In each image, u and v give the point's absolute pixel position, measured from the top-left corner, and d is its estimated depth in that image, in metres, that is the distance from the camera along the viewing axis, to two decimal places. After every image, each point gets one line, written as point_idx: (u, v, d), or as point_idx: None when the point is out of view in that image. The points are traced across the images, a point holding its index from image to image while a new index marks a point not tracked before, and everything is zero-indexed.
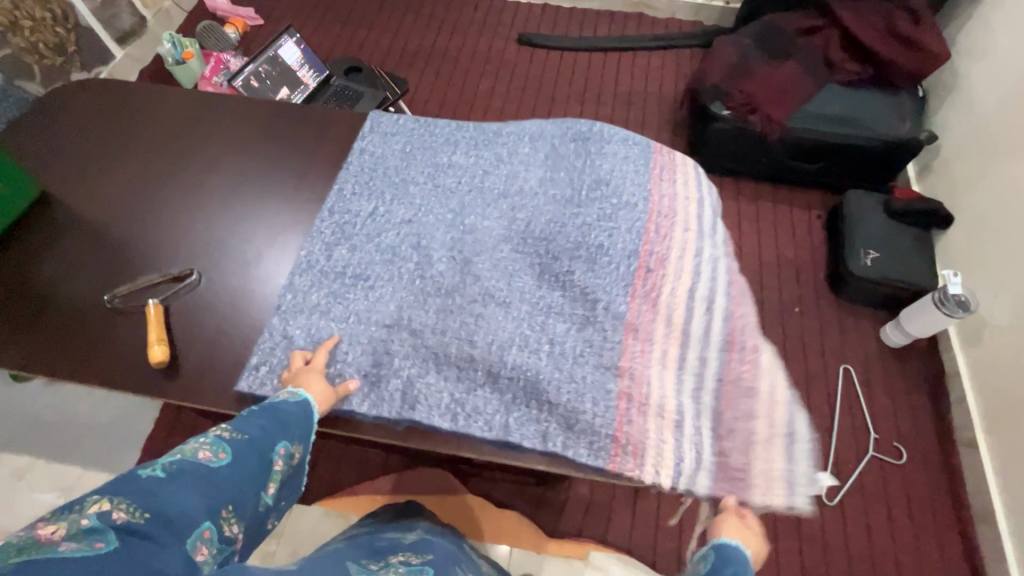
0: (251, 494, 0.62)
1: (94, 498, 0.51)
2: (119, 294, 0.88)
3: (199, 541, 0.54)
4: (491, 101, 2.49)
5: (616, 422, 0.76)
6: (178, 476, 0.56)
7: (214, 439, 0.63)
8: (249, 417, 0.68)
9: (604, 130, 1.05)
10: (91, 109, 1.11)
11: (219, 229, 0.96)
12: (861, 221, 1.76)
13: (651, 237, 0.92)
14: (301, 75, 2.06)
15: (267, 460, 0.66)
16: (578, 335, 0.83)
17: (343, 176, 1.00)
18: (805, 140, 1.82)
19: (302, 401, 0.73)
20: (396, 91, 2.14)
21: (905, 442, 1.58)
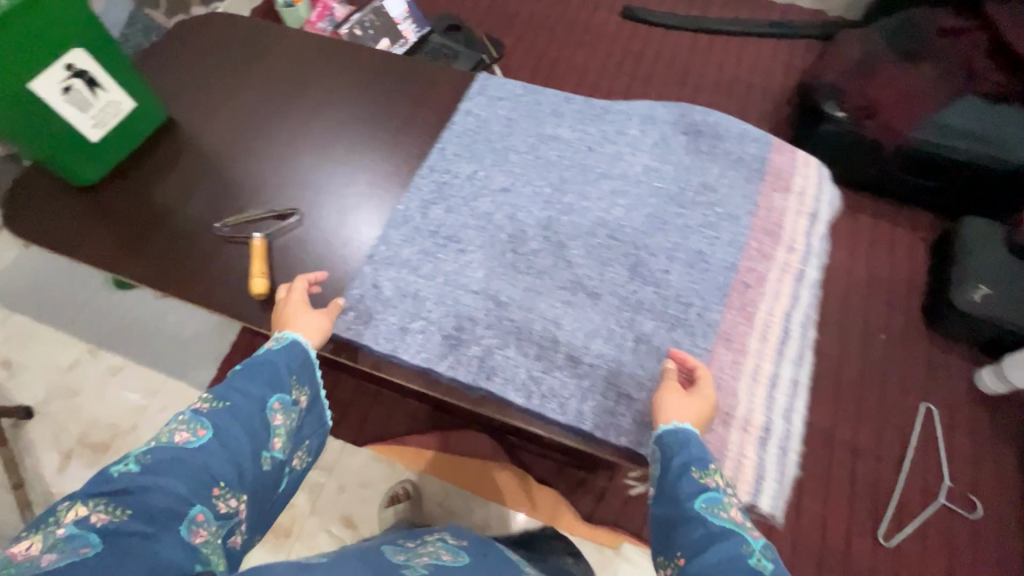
0: (245, 461, 0.68)
1: (66, 506, 0.57)
2: (228, 223, 0.92)
3: (194, 525, 0.60)
4: (584, 75, 2.41)
5: (697, 428, 0.73)
6: (158, 467, 0.62)
7: (191, 417, 0.67)
8: (232, 384, 0.72)
9: (721, 119, 0.99)
10: (215, 38, 1.15)
11: (323, 172, 0.99)
12: (974, 251, 1.57)
13: (753, 255, 0.87)
14: (403, 28, 2.05)
15: (256, 422, 0.71)
16: (667, 335, 0.80)
17: (446, 136, 1.00)
18: (925, 155, 1.63)
19: (290, 343, 0.77)
20: (492, 55, 2.20)
21: (982, 496, 1.44)
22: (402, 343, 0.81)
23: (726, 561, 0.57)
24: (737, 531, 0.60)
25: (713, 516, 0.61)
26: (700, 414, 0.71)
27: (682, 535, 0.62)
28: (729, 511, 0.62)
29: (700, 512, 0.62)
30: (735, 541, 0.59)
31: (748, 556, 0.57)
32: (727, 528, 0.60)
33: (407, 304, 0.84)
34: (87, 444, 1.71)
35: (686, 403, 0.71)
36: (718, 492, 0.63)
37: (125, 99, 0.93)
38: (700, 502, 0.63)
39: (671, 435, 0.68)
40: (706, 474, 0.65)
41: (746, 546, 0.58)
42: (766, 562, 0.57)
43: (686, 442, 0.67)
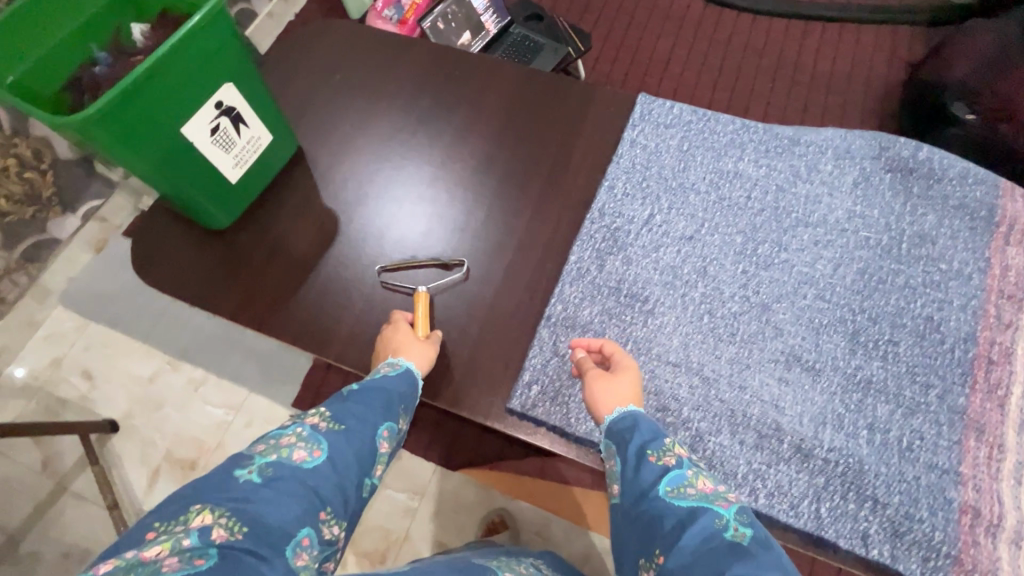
0: (351, 487, 0.61)
1: (196, 509, 0.50)
2: (387, 266, 0.84)
3: (298, 548, 0.52)
4: (668, 65, 2.14)
5: (960, 542, 0.64)
6: (275, 479, 0.55)
7: (310, 433, 0.61)
8: (349, 402, 0.67)
9: (934, 154, 0.85)
10: (333, 51, 1.04)
11: (477, 212, 0.88)
12: None
13: (992, 323, 0.75)
14: (484, 18, 1.90)
15: (367, 449, 0.64)
16: (906, 422, 0.70)
17: (612, 171, 0.88)
18: None
19: (406, 370, 0.72)
20: (578, 49, 1.91)
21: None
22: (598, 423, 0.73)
23: (706, 546, 0.53)
24: (703, 506, 0.56)
25: (679, 497, 0.58)
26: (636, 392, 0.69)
27: (659, 529, 0.57)
28: (695, 486, 0.59)
29: (664, 496, 0.58)
30: (710, 518, 0.55)
31: (722, 531, 0.54)
32: (694, 508, 0.57)
33: None
34: (174, 461, 1.62)
35: (620, 386, 0.69)
36: (680, 470, 0.60)
37: (263, 132, 0.84)
38: (664, 486, 0.59)
39: (617, 422, 0.66)
40: (658, 452, 0.62)
41: (720, 521, 0.55)
42: (744, 530, 0.54)
43: (631, 426, 0.65)
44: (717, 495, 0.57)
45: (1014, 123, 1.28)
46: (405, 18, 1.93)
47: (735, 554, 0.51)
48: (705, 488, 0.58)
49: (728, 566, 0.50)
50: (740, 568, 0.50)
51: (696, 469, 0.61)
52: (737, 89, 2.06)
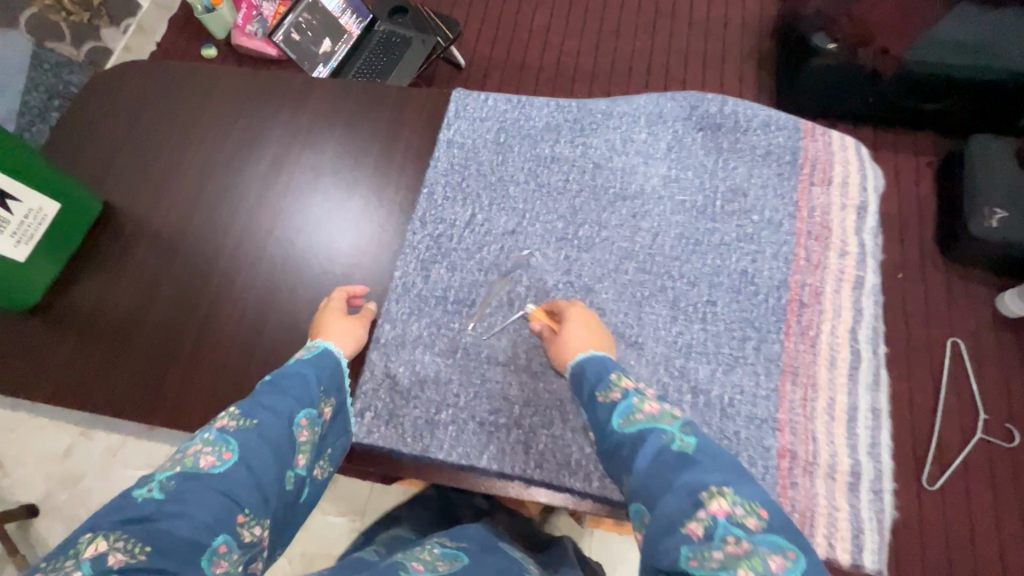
0: (273, 487, 0.55)
1: (87, 539, 0.45)
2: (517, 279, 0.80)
3: (216, 556, 0.48)
4: (549, 36, 2.08)
5: (779, 487, 0.66)
6: (181, 493, 0.49)
7: (218, 435, 0.55)
8: (263, 395, 0.61)
9: (739, 106, 0.86)
10: (136, 93, 0.99)
11: (300, 241, 0.85)
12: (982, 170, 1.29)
13: (802, 266, 0.77)
14: (344, 21, 1.75)
15: (286, 440, 0.58)
16: (726, 379, 0.72)
17: (430, 177, 0.86)
18: (919, 80, 1.37)
19: (323, 351, 0.69)
20: (447, 37, 1.78)
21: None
22: (433, 438, 0.72)
23: (654, 464, 0.52)
24: (652, 427, 0.55)
25: (631, 427, 0.56)
26: (598, 335, 0.69)
27: (624, 455, 0.55)
28: (643, 410, 0.57)
29: (619, 430, 0.57)
30: (658, 439, 0.53)
31: (668, 445, 0.52)
32: (643, 431, 0.55)
33: (429, 393, 0.74)
34: None
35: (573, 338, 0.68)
36: (627, 400, 0.58)
37: (46, 202, 0.80)
38: (617, 423, 0.57)
39: (576, 372, 0.65)
40: (608, 391, 0.60)
41: (665, 435, 0.53)
42: (686, 439, 0.52)
43: (589, 370, 0.64)
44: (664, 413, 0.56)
45: (871, 47, 1.38)
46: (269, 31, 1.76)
47: (680, 464, 0.50)
48: (651, 410, 0.56)
49: (673, 476, 0.50)
50: (683, 473, 0.49)
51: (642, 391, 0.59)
52: (618, 50, 2.02)
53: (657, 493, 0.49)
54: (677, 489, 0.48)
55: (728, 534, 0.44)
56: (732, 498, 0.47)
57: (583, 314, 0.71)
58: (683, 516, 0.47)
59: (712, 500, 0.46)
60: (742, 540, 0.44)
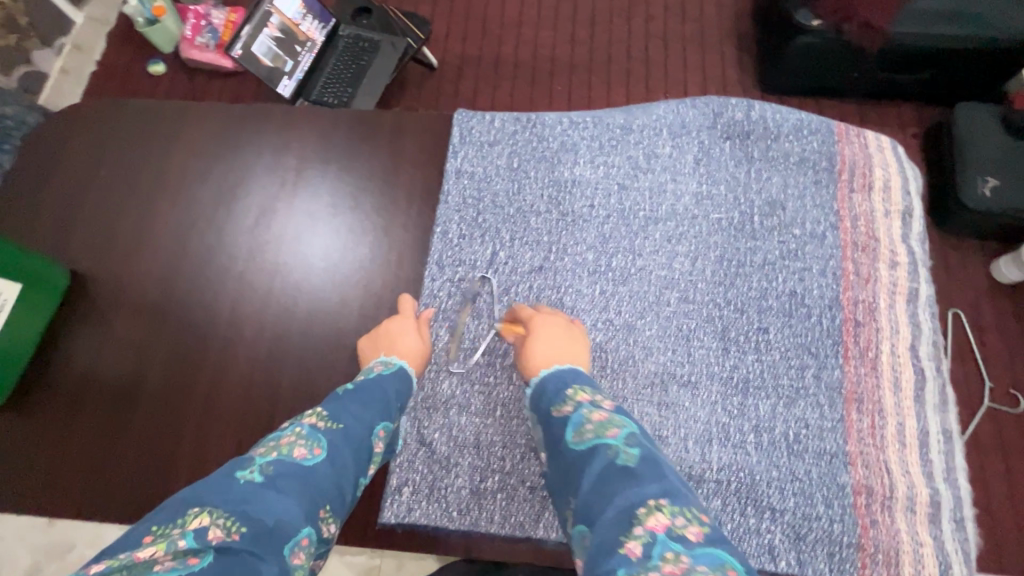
0: (348, 490, 0.51)
1: (193, 513, 0.40)
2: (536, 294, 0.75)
3: (297, 548, 0.43)
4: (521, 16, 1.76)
5: (860, 527, 0.63)
6: (275, 481, 0.45)
7: (309, 429, 0.51)
8: (348, 399, 0.56)
9: (766, 111, 0.81)
10: (95, 141, 0.88)
11: (302, 297, 0.77)
12: (971, 138, 1.21)
13: (852, 281, 0.73)
14: (305, 28, 1.48)
15: (366, 449, 0.54)
16: (789, 413, 0.67)
17: (442, 214, 0.78)
18: (905, 51, 1.30)
19: (400, 368, 0.63)
20: (418, 35, 1.51)
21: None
22: (481, 510, 0.66)
23: (598, 481, 0.44)
24: (600, 442, 0.47)
25: (582, 444, 0.49)
26: (576, 346, 0.61)
27: (572, 476, 0.48)
28: (592, 418, 0.50)
29: (570, 448, 0.49)
30: (603, 455, 0.46)
31: (611, 460, 0.45)
32: (592, 447, 0.48)
33: (471, 459, 0.68)
34: None
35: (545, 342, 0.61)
36: (580, 411, 0.51)
37: None
38: (569, 439, 0.50)
39: (534, 388, 0.57)
40: (562, 405, 0.53)
41: (610, 449, 0.46)
42: (631, 451, 0.46)
43: (546, 384, 0.57)
44: (615, 424, 0.48)
45: (855, 23, 1.28)
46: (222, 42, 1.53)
47: (622, 481, 0.43)
48: (600, 418, 0.49)
49: (614, 491, 0.43)
50: (623, 488, 0.43)
51: (596, 401, 0.52)
52: None
53: (601, 513, 0.42)
54: (618, 506, 0.42)
55: (667, 551, 0.37)
56: (672, 511, 0.40)
57: (557, 320, 0.64)
58: (623, 533, 0.40)
59: (651, 517, 0.40)
60: (682, 556, 0.37)
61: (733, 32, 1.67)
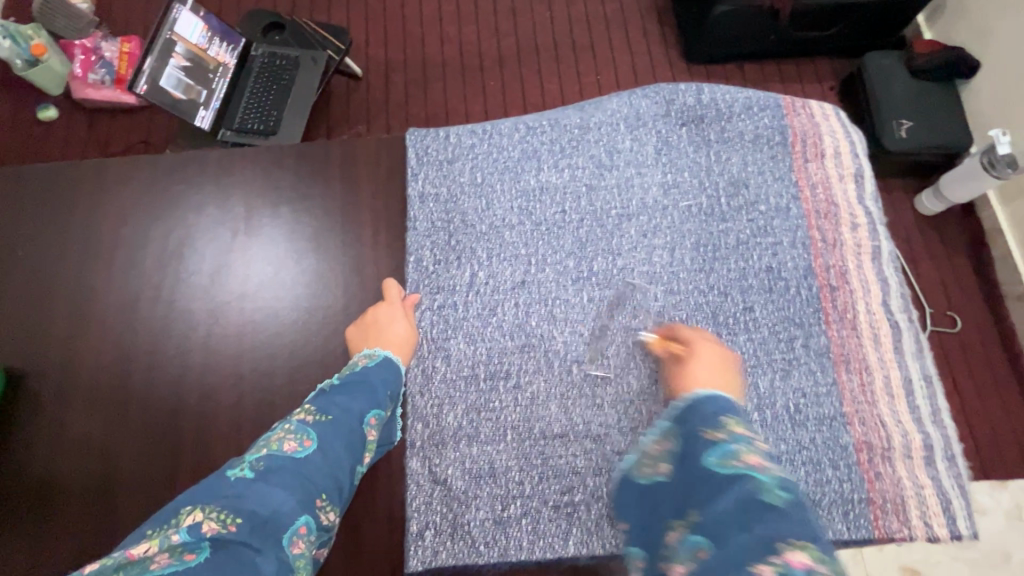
0: (346, 477, 0.55)
1: (188, 510, 0.45)
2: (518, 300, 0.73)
3: (294, 536, 0.48)
4: (442, 13, 1.72)
5: (867, 483, 0.66)
6: (266, 476, 0.49)
7: (297, 425, 0.55)
8: (336, 393, 0.59)
9: (715, 93, 0.82)
10: (11, 221, 0.79)
11: (279, 353, 0.71)
12: (886, 86, 1.29)
13: (821, 248, 0.75)
14: (215, 53, 1.30)
15: (358, 439, 0.57)
16: (786, 385, 0.69)
17: (413, 241, 0.75)
18: (817, 8, 1.36)
19: (385, 359, 0.63)
20: (339, 48, 1.45)
21: (963, 306, 1.24)
22: (508, 539, 0.64)
23: (739, 506, 0.44)
24: (747, 472, 0.46)
25: (723, 470, 0.47)
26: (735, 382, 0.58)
27: (700, 490, 0.47)
28: (744, 454, 0.47)
29: (709, 468, 0.48)
30: (747, 486, 0.45)
31: (755, 494, 0.44)
32: (737, 475, 0.46)
33: (489, 489, 0.66)
34: None
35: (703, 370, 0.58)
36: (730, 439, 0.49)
37: None
38: (708, 459, 0.48)
39: (684, 405, 0.55)
40: (715, 428, 0.51)
41: (756, 485, 0.45)
42: (779, 490, 0.44)
43: (700, 402, 0.54)
44: (768, 467, 0.46)
45: None
46: (122, 76, 1.40)
47: (761, 517, 0.42)
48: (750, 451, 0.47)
49: (751, 522, 0.42)
50: (768, 524, 0.41)
51: (749, 436, 0.50)
52: None
53: (731, 533, 0.42)
54: (754, 535, 0.41)
55: None
56: (815, 555, 0.39)
57: (717, 352, 0.60)
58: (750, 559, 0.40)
59: (793, 554, 0.39)
60: None
61: (654, 7, 1.69)
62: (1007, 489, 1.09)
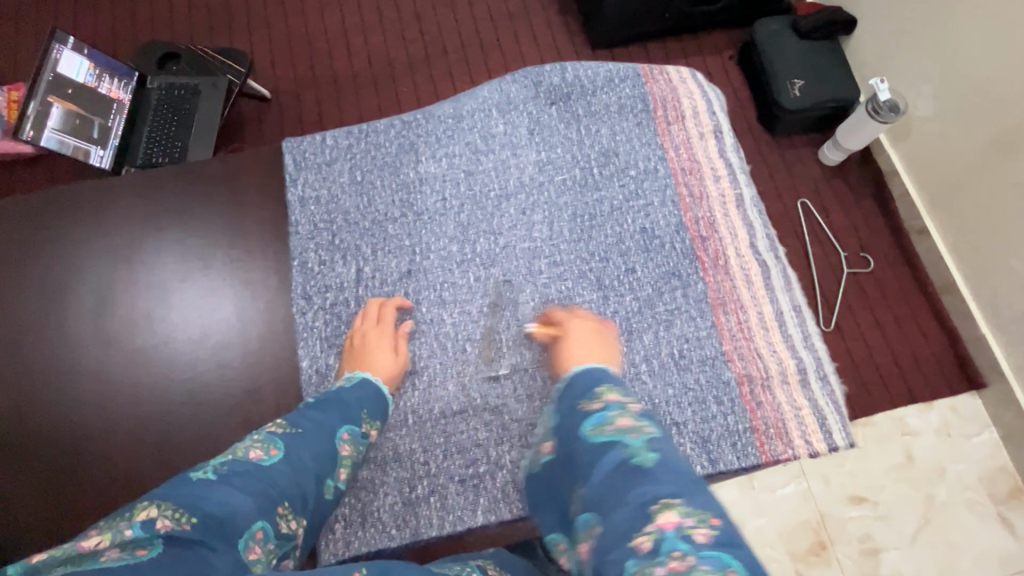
0: (311, 489, 0.53)
1: (144, 504, 0.40)
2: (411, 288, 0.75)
3: (251, 541, 0.43)
4: (346, 25, 1.70)
5: (749, 412, 0.70)
6: (230, 477, 0.46)
7: (266, 435, 0.53)
8: (309, 412, 0.59)
9: (578, 70, 0.85)
10: None
11: (175, 371, 0.71)
12: (775, 49, 1.33)
13: (689, 203, 0.80)
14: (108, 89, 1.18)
15: (328, 454, 0.56)
16: (671, 335, 0.73)
17: (297, 245, 0.76)
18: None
19: (363, 380, 0.65)
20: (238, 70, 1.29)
21: (872, 244, 1.26)
22: (418, 519, 0.65)
23: (611, 470, 0.42)
24: (619, 439, 0.44)
25: (597, 437, 0.45)
26: (603, 347, 0.60)
27: (582, 458, 0.45)
28: (615, 419, 0.45)
29: (586, 438, 0.45)
30: (617, 451, 0.43)
31: (626, 459, 0.42)
32: (608, 443, 0.44)
33: (396, 473, 0.67)
34: None
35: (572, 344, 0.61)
36: (599, 409, 0.47)
37: None
38: (584, 431, 0.46)
39: (564, 383, 0.52)
40: (590, 400, 0.48)
41: (628, 449, 0.42)
42: (649, 453, 0.42)
43: (577, 379, 0.51)
44: (640, 427, 0.44)
45: None
46: (10, 122, 1.34)
47: (639, 481, 0.40)
48: (622, 417, 0.45)
49: (625, 487, 0.40)
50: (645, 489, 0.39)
51: (622, 402, 0.47)
52: None
53: (615, 506, 0.40)
54: (629, 503, 0.39)
55: (676, 551, 0.35)
56: (685, 511, 0.38)
57: (586, 327, 0.63)
58: (631, 532, 0.37)
59: (664, 516, 0.37)
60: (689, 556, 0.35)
61: None
62: (934, 410, 1.13)
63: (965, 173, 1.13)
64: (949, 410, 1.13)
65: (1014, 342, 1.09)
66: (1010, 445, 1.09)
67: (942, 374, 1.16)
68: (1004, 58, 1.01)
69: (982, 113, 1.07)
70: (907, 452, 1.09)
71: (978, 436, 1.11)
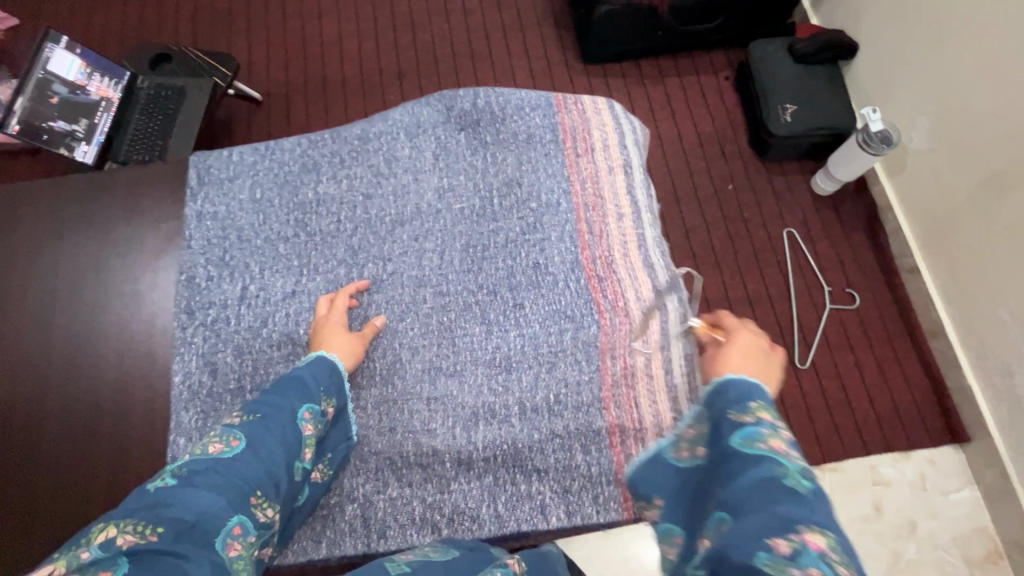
0: (281, 474, 0.53)
1: (97, 527, 0.40)
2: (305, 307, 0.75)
3: (229, 538, 0.44)
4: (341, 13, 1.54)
5: (615, 465, 0.67)
6: (191, 477, 0.45)
7: (223, 428, 0.52)
8: (285, 397, 0.58)
9: (491, 97, 0.84)
10: None
11: (54, 376, 0.72)
12: (766, 71, 1.23)
13: (588, 240, 0.77)
14: (96, 88, 1.08)
15: (293, 434, 0.56)
16: (550, 377, 0.71)
17: (187, 259, 0.78)
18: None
19: (317, 359, 0.65)
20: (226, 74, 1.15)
21: (856, 280, 1.17)
22: None
23: (755, 485, 0.37)
24: (772, 457, 0.38)
25: (748, 449, 0.40)
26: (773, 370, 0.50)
27: (724, 469, 0.40)
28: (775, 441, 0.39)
29: (735, 449, 0.40)
30: (767, 465, 0.38)
31: (777, 474, 0.37)
32: (759, 459, 0.39)
33: None
34: None
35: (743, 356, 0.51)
36: (756, 423, 0.41)
37: None
38: (733, 439, 0.41)
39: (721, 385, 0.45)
40: (741, 413, 0.42)
41: (781, 468, 0.37)
42: (805, 479, 0.37)
43: (728, 386, 0.45)
44: (799, 456, 0.38)
45: None
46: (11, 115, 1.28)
47: (788, 499, 0.35)
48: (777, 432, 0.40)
49: (777, 498, 0.35)
50: (789, 506, 0.35)
51: (781, 427, 0.41)
52: None
53: (754, 508, 0.36)
54: (772, 511, 0.35)
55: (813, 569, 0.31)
56: (833, 544, 0.33)
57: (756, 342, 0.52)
58: (763, 539, 0.34)
59: (812, 536, 0.33)
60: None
61: None
62: (910, 461, 1.04)
63: (954, 211, 1.04)
64: (927, 462, 1.04)
65: (999, 396, 0.98)
66: (991, 506, 0.99)
67: (922, 424, 1.06)
68: (998, 92, 0.92)
69: (974, 149, 0.98)
70: (876, 502, 1.00)
71: (957, 493, 1.01)
